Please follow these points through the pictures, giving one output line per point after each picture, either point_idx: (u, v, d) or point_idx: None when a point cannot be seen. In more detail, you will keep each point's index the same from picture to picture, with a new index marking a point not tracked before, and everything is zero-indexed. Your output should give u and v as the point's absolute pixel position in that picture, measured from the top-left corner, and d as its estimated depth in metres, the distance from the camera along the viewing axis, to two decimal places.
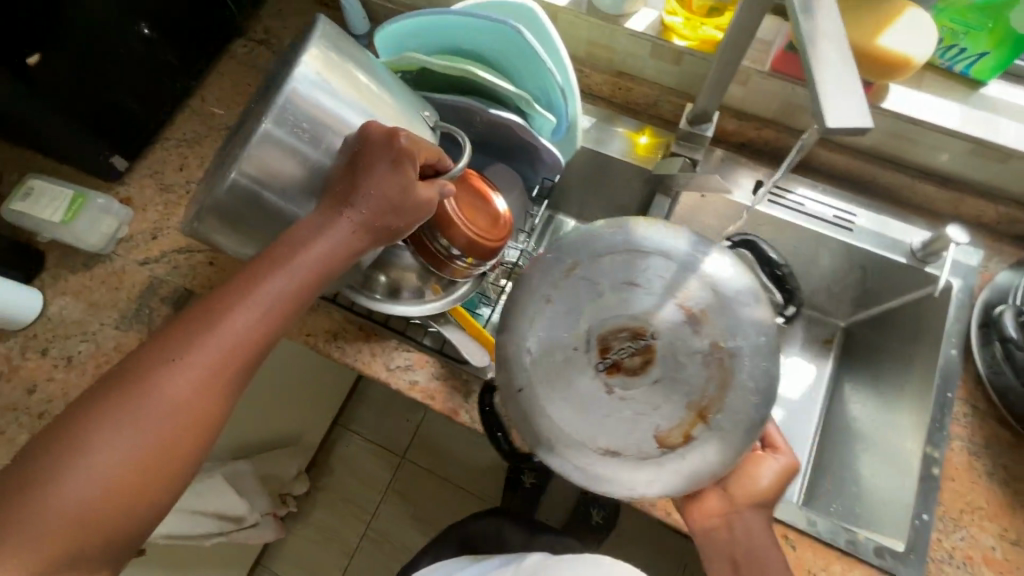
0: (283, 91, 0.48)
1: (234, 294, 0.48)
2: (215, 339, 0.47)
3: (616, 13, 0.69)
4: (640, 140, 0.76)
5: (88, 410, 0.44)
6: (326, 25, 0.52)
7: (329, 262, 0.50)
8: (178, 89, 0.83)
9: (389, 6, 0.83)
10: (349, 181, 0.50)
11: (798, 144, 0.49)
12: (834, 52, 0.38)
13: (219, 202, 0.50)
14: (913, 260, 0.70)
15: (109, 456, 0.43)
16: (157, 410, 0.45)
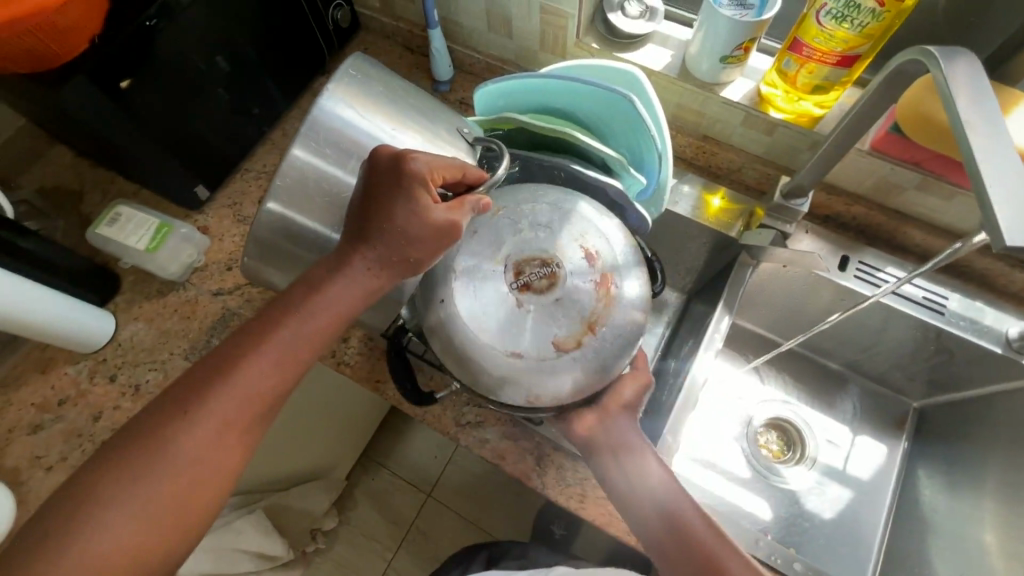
0: (307, 117, 0.47)
1: (253, 338, 0.48)
2: (233, 382, 0.46)
3: (711, 81, 0.70)
4: (713, 201, 0.75)
5: (107, 460, 0.43)
6: (357, 58, 0.52)
7: (346, 302, 0.49)
8: (263, 121, 0.84)
9: (475, 56, 0.84)
10: (363, 214, 0.47)
11: (956, 248, 0.52)
12: (1003, 163, 0.39)
13: (283, 232, 0.49)
14: (1009, 350, 0.68)
15: (128, 509, 0.42)
16: (177, 455, 0.44)
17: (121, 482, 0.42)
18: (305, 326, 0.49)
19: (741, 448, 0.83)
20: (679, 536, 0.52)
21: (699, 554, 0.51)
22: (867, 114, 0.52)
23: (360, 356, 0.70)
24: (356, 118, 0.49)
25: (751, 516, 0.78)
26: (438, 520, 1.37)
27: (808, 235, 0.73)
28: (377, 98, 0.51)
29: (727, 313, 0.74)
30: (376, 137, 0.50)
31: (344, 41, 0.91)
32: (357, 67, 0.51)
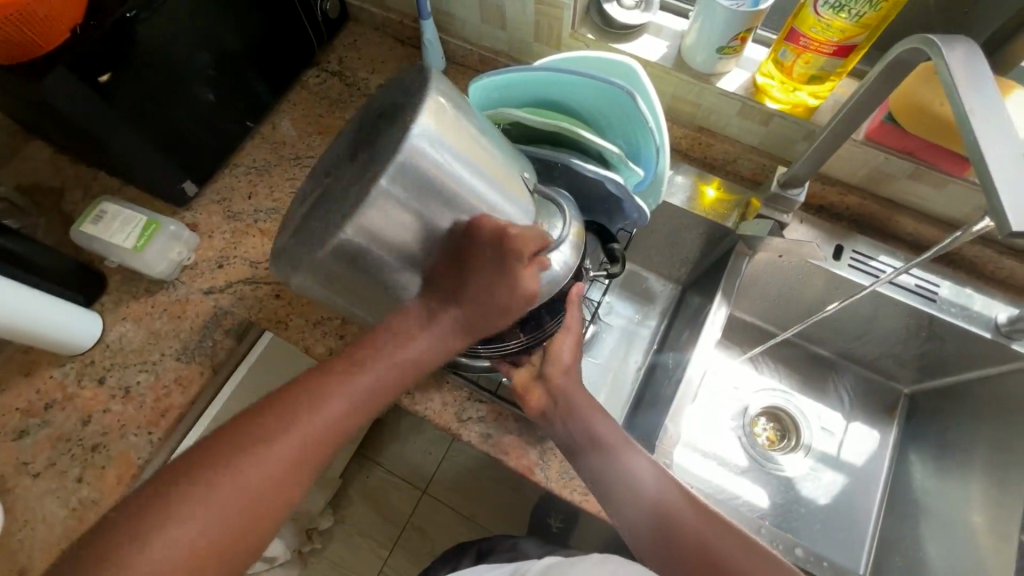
0: (401, 148, 0.38)
1: (333, 381, 0.46)
2: (309, 424, 0.45)
3: (707, 72, 0.70)
4: (708, 192, 0.76)
5: (173, 479, 0.41)
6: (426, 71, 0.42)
7: (427, 354, 0.48)
8: (250, 115, 0.82)
9: (468, 48, 0.84)
10: (456, 271, 0.46)
11: (953, 235, 0.53)
12: (1002, 152, 0.40)
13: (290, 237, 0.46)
14: (997, 335, 0.70)
15: (177, 537, 0.39)
16: (243, 487, 0.41)
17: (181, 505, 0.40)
18: (379, 365, 0.47)
19: (737, 436, 0.84)
20: (678, 529, 0.52)
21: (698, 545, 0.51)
22: (866, 104, 0.52)
23: None
24: (445, 156, 0.40)
25: (749, 503, 0.79)
26: (435, 517, 1.37)
27: (802, 224, 0.74)
28: (469, 130, 0.42)
29: (724, 303, 0.75)
30: (466, 183, 0.42)
31: (332, 31, 0.89)
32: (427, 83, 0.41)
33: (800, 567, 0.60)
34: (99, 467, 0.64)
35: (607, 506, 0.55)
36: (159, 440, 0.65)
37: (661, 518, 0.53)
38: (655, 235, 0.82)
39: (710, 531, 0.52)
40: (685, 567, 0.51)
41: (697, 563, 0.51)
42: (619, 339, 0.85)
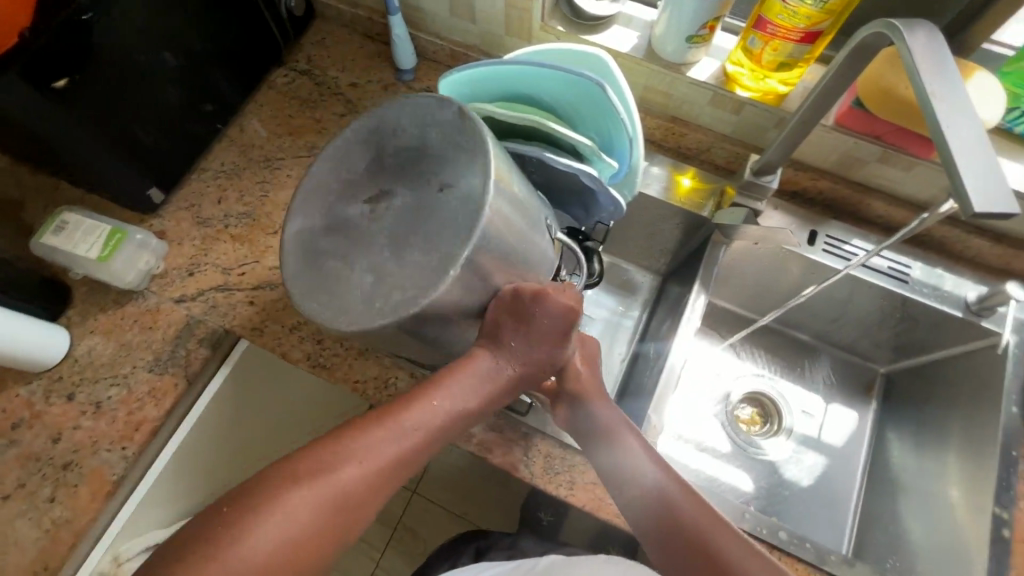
0: (479, 224, 0.42)
1: (411, 406, 0.51)
2: (390, 444, 0.48)
3: (677, 62, 0.70)
4: (684, 182, 0.76)
5: (271, 481, 0.45)
6: (466, 115, 0.45)
7: (488, 390, 0.53)
8: (216, 117, 0.79)
9: (438, 43, 0.83)
10: (516, 329, 0.52)
11: (921, 217, 0.54)
12: (965, 134, 0.40)
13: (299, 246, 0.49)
14: (968, 313, 0.71)
15: (272, 531, 0.43)
16: (332, 493, 0.45)
17: (281, 500, 0.43)
18: (457, 398, 0.52)
19: (720, 423, 0.85)
20: (674, 521, 0.51)
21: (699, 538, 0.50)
22: (833, 89, 0.53)
23: (337, 357, 0.67)
24: (505, 218, 0.45)
25: (733, 489, 0.80)
26: (425, 517, 1.37)
27: (777, 211, 0.75)
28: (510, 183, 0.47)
29: (703, 292, 0.75)
30: (518, 237, 0.47)
31: (298, 29, 0.87)
32: (471, 128, 0.45)
33: (783, 550, 0.60)
34: (71, 485, 0.62)
35: (616, 499, 0.56)
36: (133, 454, 0.63)
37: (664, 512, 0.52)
38: (634, 228, 0.83)
39: (710, 524, 0.51)
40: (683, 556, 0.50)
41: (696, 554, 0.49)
42: (601, 332, 0.85)
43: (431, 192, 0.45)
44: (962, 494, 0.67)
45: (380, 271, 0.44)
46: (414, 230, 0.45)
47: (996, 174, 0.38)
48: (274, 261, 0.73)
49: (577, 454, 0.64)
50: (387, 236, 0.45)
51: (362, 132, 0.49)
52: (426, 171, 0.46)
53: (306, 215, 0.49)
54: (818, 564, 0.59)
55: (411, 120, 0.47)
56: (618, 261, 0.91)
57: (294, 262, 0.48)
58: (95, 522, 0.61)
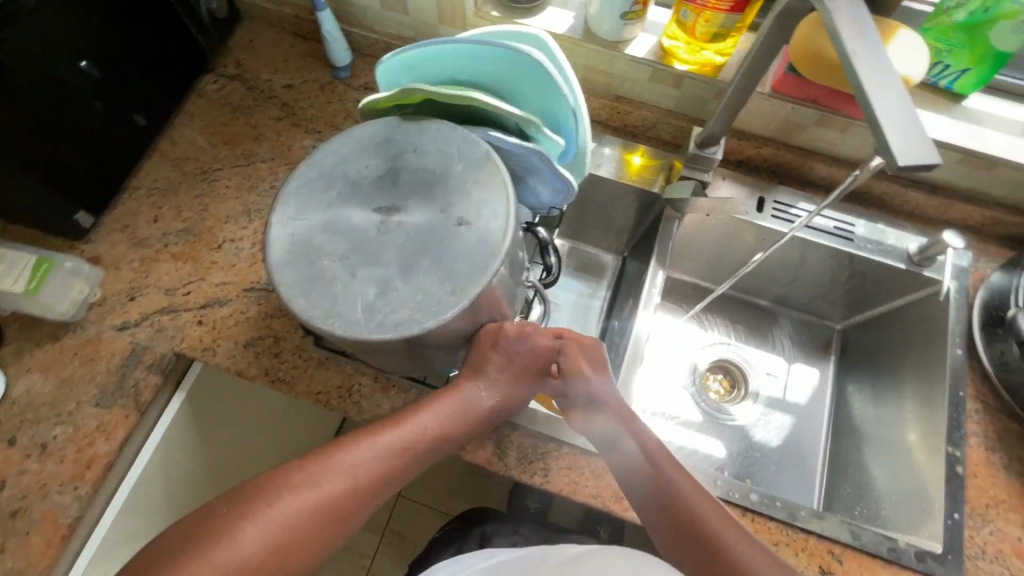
0: (490, 269, 0.49)
1: (397, 424, 0.53)
2: (374, 457, 0.50)
3: (615, 40, 0.69)
4: (634, 160, 0.76)
5: (257, 486, 0.47)
6: (488, 157, 0.52)
7: (472, 410, 0.57)
8: (144, 130, 0.75)
9: (373, 36, 0.80)
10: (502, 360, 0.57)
11: (853, 174, 0.55)
12: (887, 90, 0.41)
13: (297, 245, 0.51)
14: (911, 264, 0.74)
15: (252, 533, 0.44)
16: (313, 500, 0.46)
17: (272, 501, 0.45)
18: (445, 419, 0.55)
19: (691, 394, 0.86)
20: (665, 498, 0.53)
21: (689, 516, 0.52)
22: (764, 55, 0.53)
23: (296, 369, 0.65)
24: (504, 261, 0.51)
25: (707, 457, 0.81)
26: (411, 517, 1.36)
27: (725, 181, 0.75)
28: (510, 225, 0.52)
29: (661, 267, 0.76)
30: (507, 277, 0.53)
31: (224, 32, 0.83)
32: (491, 169, 0.52)
33: (755, 511, 0.61)
34: (22, 533, 0.58)
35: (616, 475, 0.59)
36: (86, 494, 0.60)
37: (660, 498, 0.53)
38: (589, 211, 0.83)
39: (696, 496, 0.53)
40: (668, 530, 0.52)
41: (678, 528, 0.52)
42: (570, 316, 0.85)
43: (446, 222, 0.50)
44: (920, 436, 0.70)
45: (385, 285, 0.48)
46: (420, 253, 0.49)
47: (916, 126, 0.39)
48: (221, 277, 0.70)
49: (549, 441, 0.64)
50: (396, 251, 0.50)
51: (377, 143, 0.54)
52: (439, 197, 0.51)
53: (305, 210, 0.52)
54: (789, 520, 0.60)
55: (433, 147, 0.54)
56: (575, 244, 0.91)
57: (289, 258, 0.50)
58: (53, 568, 0.58)
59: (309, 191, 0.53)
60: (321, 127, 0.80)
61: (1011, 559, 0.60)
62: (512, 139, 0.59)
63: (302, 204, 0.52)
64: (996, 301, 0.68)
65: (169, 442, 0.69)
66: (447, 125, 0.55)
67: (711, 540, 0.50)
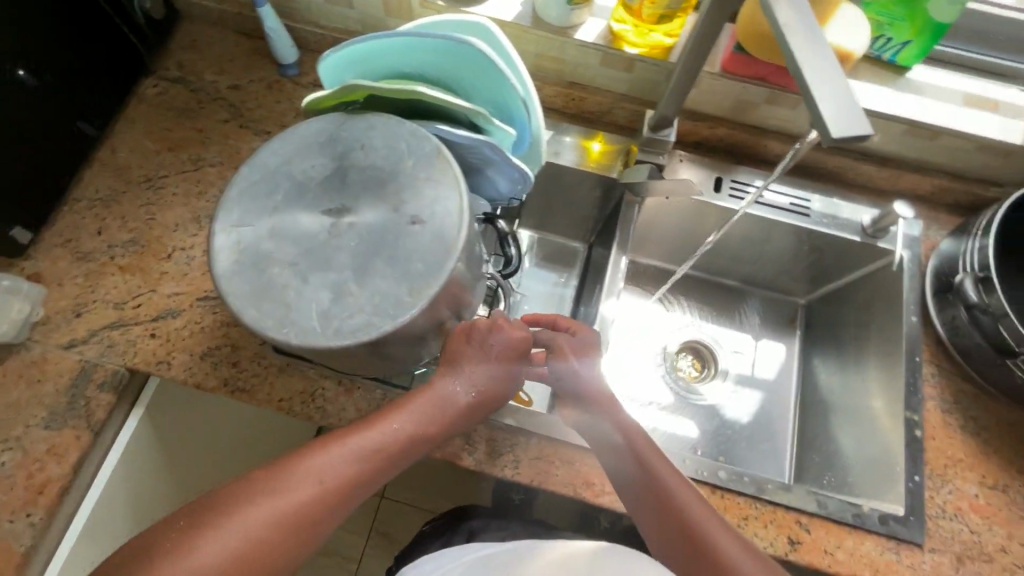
0: (447, 267, 0.47)
1: (368, 428, 0.52)
2: (343, 464, 0.49)
3: (563, 26, 0.69)
4: (594, 146, 0.76)
5: (221, 497, 0.45)
6: (438, 151, 0.50)
7: (446, 409, 0.55)
8: (82, 139, 0.72)
9: (318, 31, 0.78)
10: (477, 352, 0.56)
11: (793, 150, 0.56)
12: (819, 59, 0.41)
13: (244, 253, 0.49)
14: (865, 236, 0.76)
15: (213, 546, 0.43)
16: (277, 510, 0.45)
17: (235, 514, 0.44)
18: (418, 419, 0.54)
19: (663, 376, 0.87)
20: (649, 490, 0.54)
21: (674, 509, 0.52)
22: (707, 34, 0.53)
23: (256, 378, 0.64)
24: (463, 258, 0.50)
25: (680, 438, 0.82)
26: (396, 518, 1.35)
27: (682, 163, 0.76)
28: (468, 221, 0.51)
29: (623, 254, 0.76)
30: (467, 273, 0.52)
31: (162, 33, 0.79)
32: (442, 165, 0.50)
33: (724, 488, 0.62)
34: None
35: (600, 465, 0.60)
36: (40, 521, 0.58)
37: (646, 494, 0.54)
38: (551, 200, 0.82)
39: (681, 491, 0.54)
40: (652, 521, 0.53)
41: (663, 521, 0.53)
42: (538, 306, 0.85)
43: (399, 222, 0.49)
44: (881, 403, 0.72)
45: (340, 290, 0.47)
46: (374, 255, 0.48)
47: (846, 95, 0.40)
48: (172, 288, 0.67)
49: (519, 433, 0.64)
50: (350, 254, 0.48)
51: (321, 141, 0.52)
52: (390, 196, 0.50)
53: (249, 216, 0.50)
54: (758, 494, 0.61)
55: (381, 142, 0.52)
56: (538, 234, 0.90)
57: (235, 267, 0.48)
58: None
59: (254, 197, 0.51)
60: (271, 128, 0.78)
61: (970, 516, 0.62)
62: (463, 131, 0.58)
63: (246, 209, 0.50)
64: (946, 267, 0.70)
65: (130, 462, 0.67)
66: (394, 120, 0.53)
67: (693, 532, 0.51)
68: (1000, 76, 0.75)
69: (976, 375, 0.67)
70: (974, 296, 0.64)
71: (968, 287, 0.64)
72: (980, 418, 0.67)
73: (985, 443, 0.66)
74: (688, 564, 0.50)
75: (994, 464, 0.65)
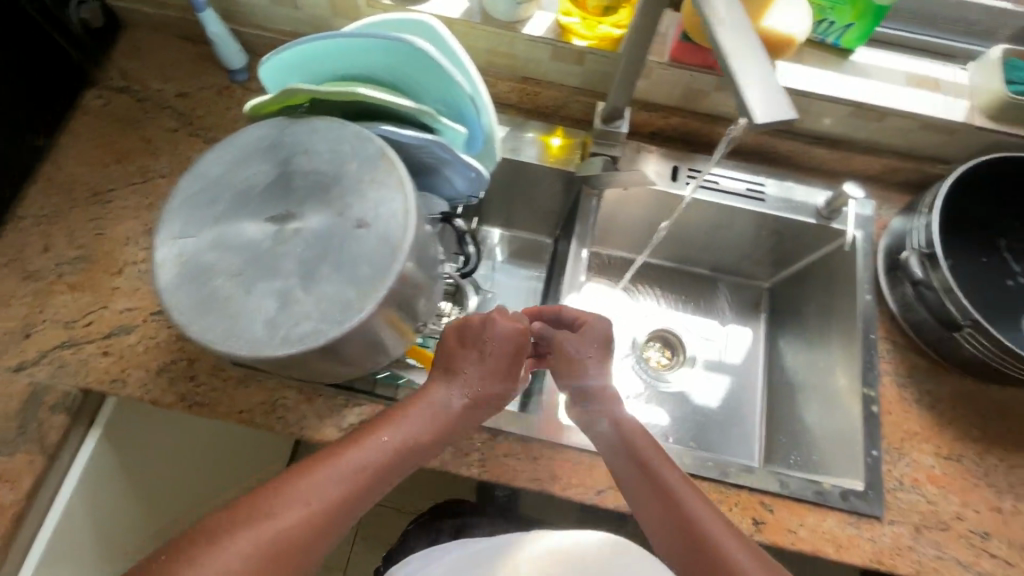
0: (394, 270, 0.46)
1: (360, 443, 0.51)
2: (334, 482, 0.48)
3: (510, 20, 0.69)
4: (553, 141, 0.76)
5: (210, 525, 0.45)
6: (382, 153, 0.50)
7: (440, 417, 0.55)
8: (22, 155, 0.70)
9: (266, 35, 0.77)
10: (469, 354, 0.56)
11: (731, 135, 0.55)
12: (748, 52, 0.42)
13: (186, 265, 0.48)
14: (820, 218, 0.77)
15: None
16: (268, 534, 0.44)
17: (224, 540, 0.43)
18: (412, 430, 0.53)
19: (632, 366, 0.87)
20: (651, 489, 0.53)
21: (674, 507, 0.51)
22: (648, 23, 0.53)
23: (214, 391, 0.63)
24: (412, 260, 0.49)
25: (651, 426, 0.82)
26: (380, 521, 1.34)
27: (639, 154, 0.76)
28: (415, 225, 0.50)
29: (583, 247, 0.76)
30: (418, 276, 0.51)
31: (105, 42, 0.77)
32: (387, 165, 0.49)
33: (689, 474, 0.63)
34: None
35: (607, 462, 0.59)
36: None
37: (648, 494, 0.53)
38: (513, 198, 0.83)
39: (679, 486, 0.52)
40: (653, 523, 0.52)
41: (662, 522, 0.51)
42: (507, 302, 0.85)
43: (346, 225, 0.48)
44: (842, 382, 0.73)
45: (285, 298, 0.46)
46: (320, 261, 0.47)
47: (774, 84, 0.40)
48: (125, 303, 0.66)
49: (484, 431, 0.64)
50: (295, 261, 0.47)
51: (262, 146, 0.51)
52: (335, 200, 0.49)
53: (191, 227, 0.49)
54: (722, 478, 0.62)
55: (324, 145, 0.51)
56: (503, 231, 0.90)
57: (177, 279, 0.47)
58: None
59: (196, 206, 0.50)
60: (222, 135, 0.76)
61: (927, 487, 0.63)
62: (410, 131, 0.57)
63: (188, 220, 0.49)
64: (897, 245, 0.71)
65: (89, 484, 0.65)
66: (337, 122, 0.52)
67: (694, 528, 0.49)
68: (944, 57, 0.77)
69: (930, 349, 0.69)
70: (919, 272, 0.66)
71: (912, 263, 0.67)
72: (935, 391, 0.69)
73: (940, 414, 0.67)
74: (687, 560, 0.49)
75: (949, 435, 0.66)
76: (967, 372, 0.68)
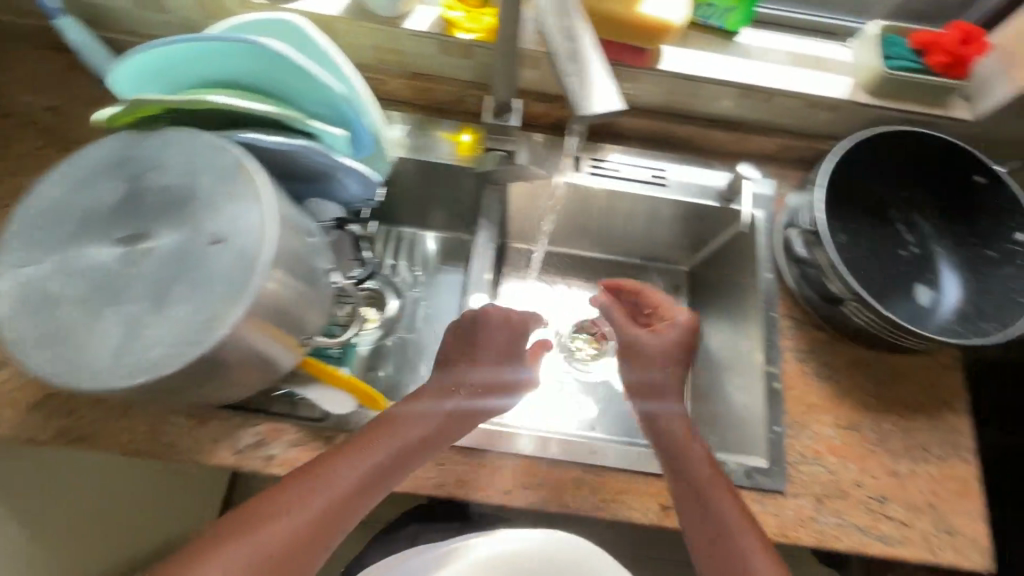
0: (252, 288, 0.44)
1: (359, 448, 0.53)
2: (329, 487, 0.50)
3: (390, 15, 0.68)
4: (463, 138, 0.74)
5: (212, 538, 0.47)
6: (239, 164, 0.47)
7: (434, 425, 0.55)
8: None
9: (138, 40, 0.73)
10: (465, 352, 0.59)
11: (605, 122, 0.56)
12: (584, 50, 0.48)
13: (25, 297, 0.44)
14: (722, 201, 0.78)
15: None
16: (245, 554, 0.46)
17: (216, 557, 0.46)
18: (413, 434, 0.54)
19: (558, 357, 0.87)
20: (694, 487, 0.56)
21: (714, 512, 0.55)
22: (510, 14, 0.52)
23: (96, 423, 0.59)
24: (281, 277, 0.46)
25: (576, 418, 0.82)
26: None
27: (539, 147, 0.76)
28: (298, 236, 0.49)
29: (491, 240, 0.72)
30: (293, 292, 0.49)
31: None
32: (246, 174, 0.47)
33: (598, 466, 0.63)
34: None
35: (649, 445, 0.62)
36: None
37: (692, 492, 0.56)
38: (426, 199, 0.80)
39: (716, 488, 0.56)
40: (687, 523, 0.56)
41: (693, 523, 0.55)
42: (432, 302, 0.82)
43: (198, 242, 0.45)
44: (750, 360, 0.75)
45: (135, 325, 0.43)
46: (172, 281, 0.44)
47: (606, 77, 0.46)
48: None
49: None
50: (145, 283, 0.44)
51: (110, 164, 0.48)
52: (188, 216, 0.46)
53: (30, 256, 0.45)
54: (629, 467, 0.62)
55: (176, 160, 0.48)
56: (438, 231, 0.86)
57: (16, 312, 0.44)
58: None
59: (35, 233, 0.46)
60: None
61: (828, 457, 0.65)
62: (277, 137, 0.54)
63: (26, 248, 0.46)
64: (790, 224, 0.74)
65: None
66: (191, 133, 0.49)
67: (728, 533, 0.54)
68: (824, 34, 0.81)
69: (826, 323, 0.71)
70: (802, 251, 0.69)
71: (796, 241, 0.69)
72: (834, 363, 0.71)
73: (839, 386, 0.69)
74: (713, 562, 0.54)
75: (847, 405, 0.68)
76: (916, 353, 0.70)
